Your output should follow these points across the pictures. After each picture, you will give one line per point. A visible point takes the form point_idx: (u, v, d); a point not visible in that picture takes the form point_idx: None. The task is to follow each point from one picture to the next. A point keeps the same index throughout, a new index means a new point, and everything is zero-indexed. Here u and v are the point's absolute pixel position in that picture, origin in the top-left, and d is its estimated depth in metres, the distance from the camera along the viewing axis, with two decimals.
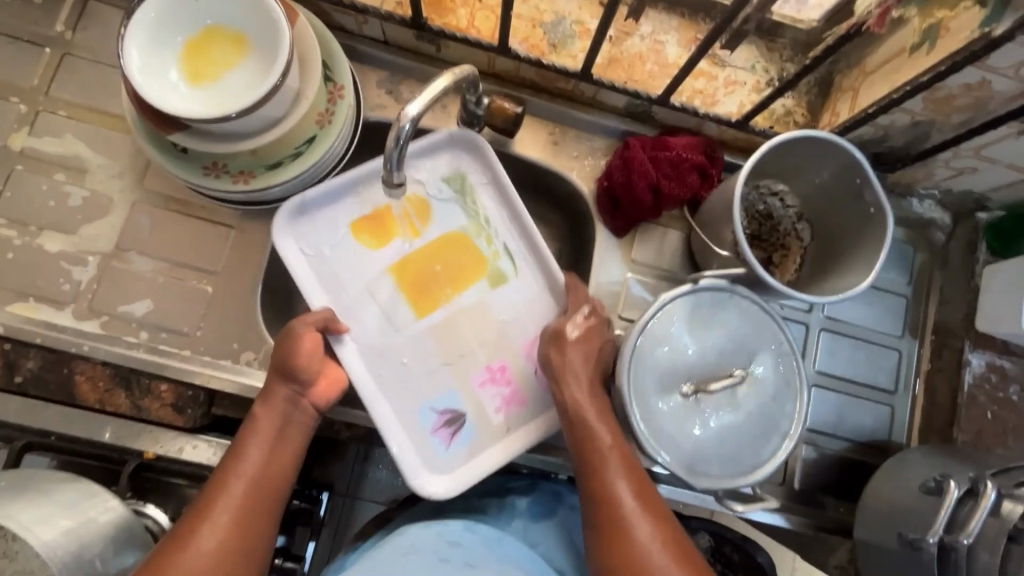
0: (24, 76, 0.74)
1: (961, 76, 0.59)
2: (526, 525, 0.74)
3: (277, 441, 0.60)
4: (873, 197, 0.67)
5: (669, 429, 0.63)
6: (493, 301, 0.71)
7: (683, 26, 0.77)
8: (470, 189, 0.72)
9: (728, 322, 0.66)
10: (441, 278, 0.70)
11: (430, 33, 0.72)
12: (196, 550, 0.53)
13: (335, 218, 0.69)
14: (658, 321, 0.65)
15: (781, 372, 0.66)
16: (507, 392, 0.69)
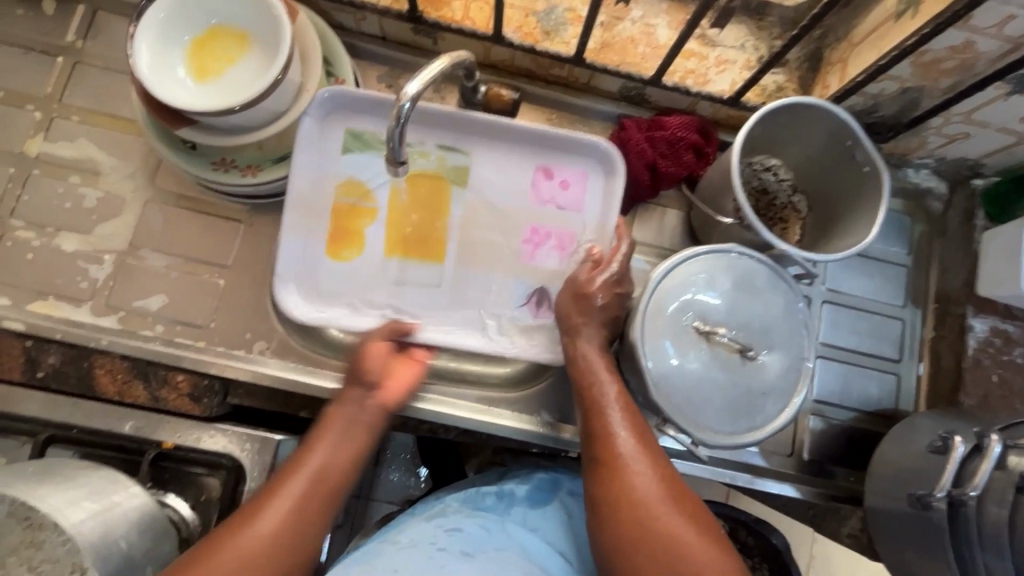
0: (39, 85, 0.77)
1: (946, 38, 0.60)
2: (525, 512, 0.74)
3: (345, 435, 0.58)
4: (866, 155, 0.69)
5: (666, 346, 0.65)
6: (478, 193, 0.73)
7: (673, 8, 0.78)
8: (373, 141, 0.71)
9: (763, 296, 0.68)
10: (424, 218, 0.72)
11: (426, 25, 0.74)
12: (255, 533, 0.50)
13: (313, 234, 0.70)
14: (697, 262, 0.67)
15: (788, 371, 0.67)
16: (558, 237, 0.73)
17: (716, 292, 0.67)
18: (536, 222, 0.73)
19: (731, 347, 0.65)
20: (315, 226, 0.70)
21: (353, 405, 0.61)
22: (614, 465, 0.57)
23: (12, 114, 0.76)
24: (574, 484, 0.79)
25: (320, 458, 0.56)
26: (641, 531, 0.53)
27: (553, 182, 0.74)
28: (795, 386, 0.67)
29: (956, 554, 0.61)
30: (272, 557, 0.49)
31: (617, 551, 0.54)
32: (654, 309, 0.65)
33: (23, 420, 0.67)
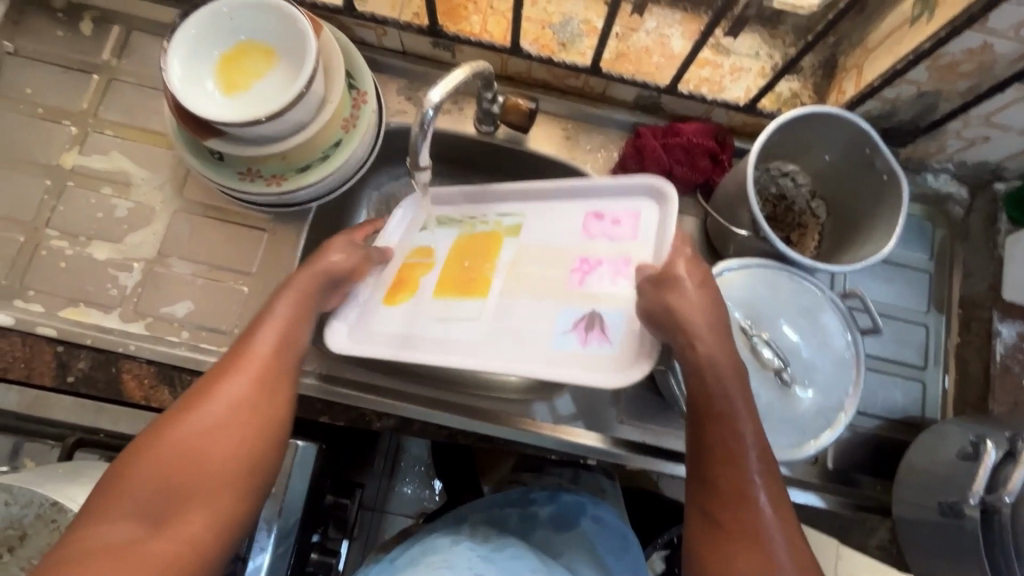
0: (76, 101, 0.81)
1: (963, 41, 0.60)
2: (548, 535, 0.75)
3: (296, 308, 0.63)
4: (884, 163, 0.69)
5: (712, 326, 0.68)
6: (528, 239, 0.66)
7: (686, 19, 0.80)
8: (444, 215, 0.72)
9: (823, 337, 0.69)
10: (474, 266, 0.66)
11: (445, 38, 0.77)
12: (221, 397, 0.56)
13: (376, 288, 0.70)
14: (778, 275, 0.71)
15: (818, 412, 0.67)
16: (615, 261, 0.61)
17: (782, 308, 0.70)
18: (592, 250, 0.62)
19: (768, 363, 0.67)
20: (379, 281, 0.70)
21: (289, 297, 0.64)
22: (742, 527, 0.52)
23: (50, 129, 0.80)
24: (598, 509, 0.78)
25: (267, 339, 0.60)
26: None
27: (604, 222, 0.64)
28: (817, 430, 0.66)
29: (991, 565, 0.59)
30: (242, 414, 0.56)
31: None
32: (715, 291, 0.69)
33: (53, 425, 0.73)
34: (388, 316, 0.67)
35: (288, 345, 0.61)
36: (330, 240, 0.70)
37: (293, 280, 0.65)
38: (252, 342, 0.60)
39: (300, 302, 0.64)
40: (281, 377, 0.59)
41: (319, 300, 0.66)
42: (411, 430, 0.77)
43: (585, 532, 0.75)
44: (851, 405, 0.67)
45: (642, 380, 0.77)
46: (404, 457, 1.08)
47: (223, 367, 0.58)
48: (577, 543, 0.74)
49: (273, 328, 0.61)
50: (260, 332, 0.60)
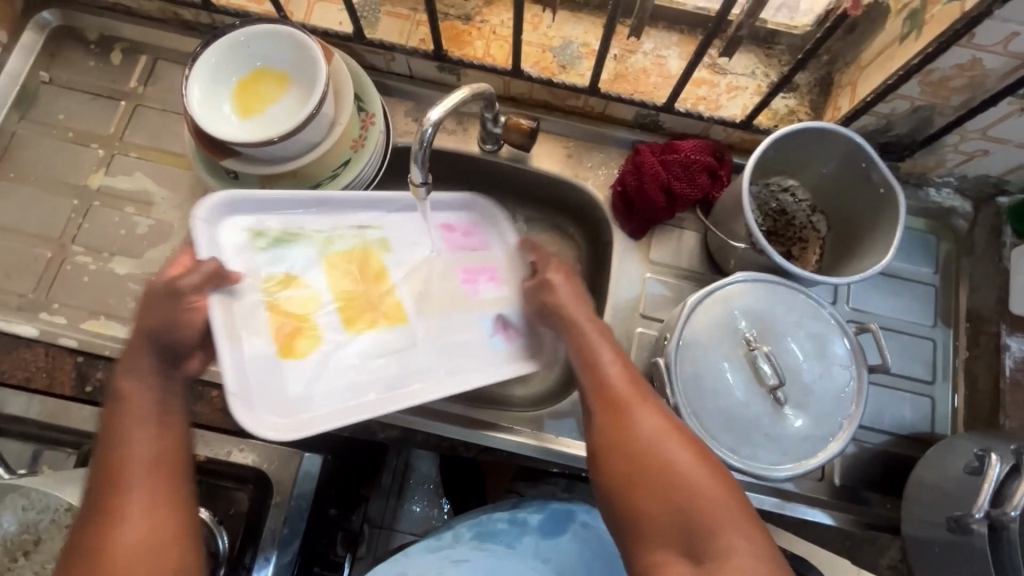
0: (104, 126, 0.86)
1: (952, 57, 0.61)
2: (537, 541, 0.74)
3: (158, 417, 0.61)
4: (881, 177, 0.70)
5: (717, 335, 0.68)
6: (399, 255, 0.78)
7: (683, 41, 0.82)
8: (280, 229, 0.73)
9: (829, 366, 0.68)
10: (370, 295, 0.75)
11: (450, 63, 0.80)
12: (125, 535, 0.55)
13: (245, 319, 0.68)
14: (791, 297, 0.70)
15: (803, 434, 0.66)
16: (495, 276, 0.80)
17: (790, 329, 0.69)
18: (478, 270, 0.80)
19: (764, 378, 0.66)
20: (244, 310, 0.69)
21: (137, 395, 0.61)
22: (617, 422, 0.61)
23: (80, 152, 0.85)
24: (589, 516, 0.75)
25: (144, 446, 0.59)
26: (662, 485, 0.57)
27: (456, 234, 0.81)
28: (799, 454, 0.66)
29: None
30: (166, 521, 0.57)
31: (631, 497, 0.58)
32: (722, 297, 0.70)
33: (68, 433, 0.74)
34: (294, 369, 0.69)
35: (168, 437, 0.61)
36: (150, 313, 0.63)
37: (138, 384, 0.62)
38: (127, 457, 0.58)
39: (149, 402, 0.61)
40: (181, 471, 0.60)
41: (172, 377, 0.64)
42: (415, 441, 0.79)
43: (573, 541, 0.74)
44: (845, 431, 0.67)
45: None
46: (412, 474, 1.05)
47: (109, 493, 0.57)
48: (566, 549, 0.74)
49: (148, 433, 0.60)
50: (134, 443, 0.59)
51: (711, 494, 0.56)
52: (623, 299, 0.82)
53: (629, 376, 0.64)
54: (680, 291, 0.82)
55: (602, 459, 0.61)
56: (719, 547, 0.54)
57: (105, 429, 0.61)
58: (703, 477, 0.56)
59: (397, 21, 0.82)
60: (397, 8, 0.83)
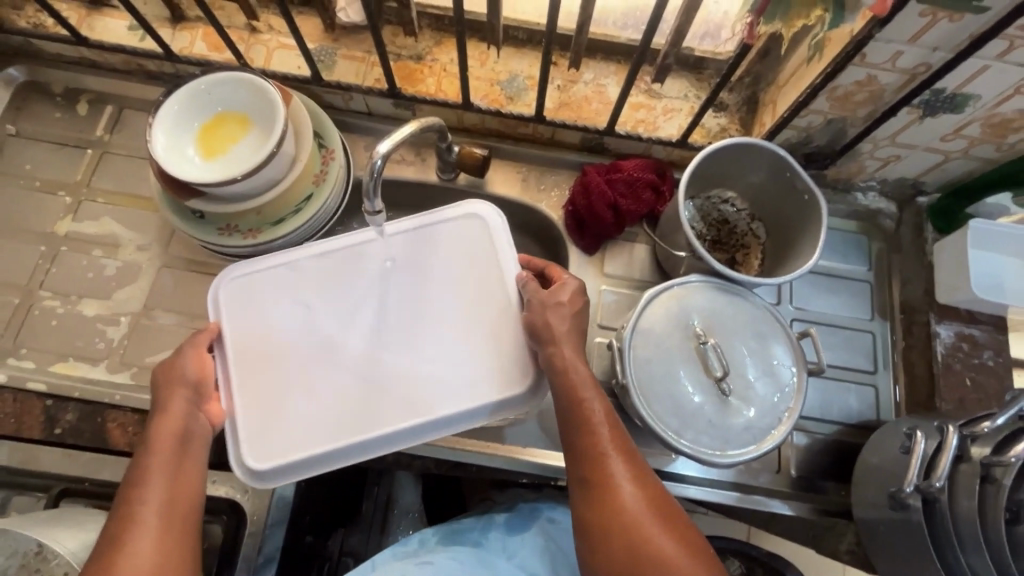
0: (70, 174, 0.88)
1: (850, 74, 0.68)
2: (502, 538, 0.76)
3: (177, 459, 0.58)
4: (804, 185, 0.76)
5: (667, 332, 0.72)
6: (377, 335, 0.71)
7: (620, 69, 0.89)
8: (274, 301, 0.72)
9: (773, 364, 0.73)
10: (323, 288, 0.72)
11: (404, 99, 0.85)
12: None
13: (252, 304, 0.71)
14: (734, 300, 0.75)
15: (747, 428, 0.70)
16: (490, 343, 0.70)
17: (737, 327, 0.74)
18: (476, 354, 0.70)
19: (711, 370, 0.71)
20: (246, 296, 0.71)
21: (164, 434, 0.59)
22: (609, 496, 0.56)
23: (48, 200, 0.87)
24: (553, 511, 0.79)
25: (162, 484, 0.56)
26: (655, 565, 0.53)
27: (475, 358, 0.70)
28: (744, 444, 0.70)
29: (938, 550, 0.61)
30: (170, 558, 0.53)
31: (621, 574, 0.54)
32: (679, 294, 0.74)
33: (41, 477, 0.75)
34: (264, 284, 0.72)
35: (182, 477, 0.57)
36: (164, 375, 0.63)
37: (169, 416, 0.60)
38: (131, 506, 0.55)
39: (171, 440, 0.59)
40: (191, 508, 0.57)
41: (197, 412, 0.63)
42: (386, 462, 0.80)
43: (538, 533, 0.75)
44: (786, 426, 0.70)
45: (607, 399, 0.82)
46: (395, 504, 0.99)
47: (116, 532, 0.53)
48: (530, 544, 0.75)
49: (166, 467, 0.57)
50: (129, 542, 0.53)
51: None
52: None
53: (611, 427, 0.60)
54: (635, 301, 0.87)
55: (594, 536, 0.56)
56: None
57: (126, 476, 0.57)
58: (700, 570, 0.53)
59: (352, 63, 0.88)
60: (352, 51, 0.88)
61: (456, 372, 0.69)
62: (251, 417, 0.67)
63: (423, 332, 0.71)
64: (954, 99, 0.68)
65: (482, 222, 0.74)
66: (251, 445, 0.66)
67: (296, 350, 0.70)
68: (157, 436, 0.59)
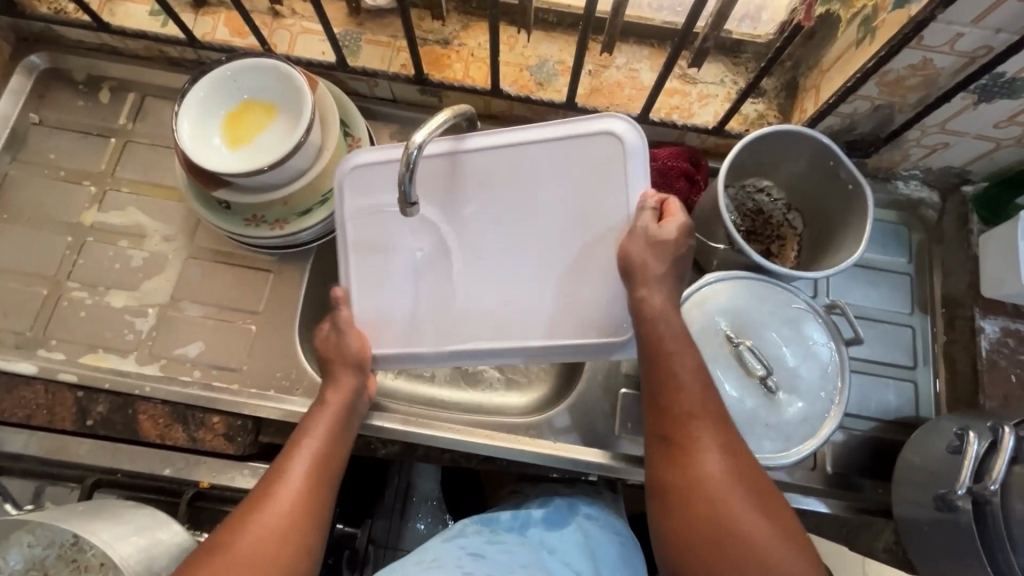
0: (95, 164, 0.87)
1: (904, 58, 0.65)
2: (542, 533, 0.75)
3: (334, 428, 0.66)
4: (849, 174, 0.73)
5: (696, 344, 0.70)
6: (491, 247, 0.67)
7: (653, 53, 0.86)
8: (388, 203, 0.68)
9: (813, 352, 0.71)
10: (438, 195, 0.67)
11: (431, 86, 0.83)
12: (264, 519, 0.58)
13: (365, 207, 0.68)
14: (761, 293, 0.73)
15: (804, 421, 0.69)
16: (604, 271, 0.65)
17: (769, 320, 0.72)
18: (589, 280, 0.66)
19: (752, 370, 0.69)
20: (358, 200, 0.68)
21: (334, 398, 0.67)
22: (688, 460, 0.56)
23: (73, 190, 0.86)
24: (592, 508, 0.79)
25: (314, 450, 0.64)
26: (730, 534, 0.53)
27: (587, 286, 0.66)
28: (799, 440, 0.69)
29: (988, 556, 0.59)
30: (304, 513, 0.60)
31: (690, 535, 0.55)
32: (700, 300, 0.72)
33: (74, 468, 0.75)
34: (383, 180, 0.68)
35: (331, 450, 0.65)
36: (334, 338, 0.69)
37: (333, 385, 0.68)
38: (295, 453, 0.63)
39: (336, 406, 0.67)
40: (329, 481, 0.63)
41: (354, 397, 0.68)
42: (415, 455, 0.80)
43: (577, 529, 0.75)
44: (836, 415, 0.69)
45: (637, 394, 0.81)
46: (415, 492, 1.03)
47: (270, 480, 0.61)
48: (571, 540, 0.74)
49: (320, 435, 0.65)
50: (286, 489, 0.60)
51: (780, 555, 0.53)
52: None
53: (703, 393, 0.59)
54: None
55: (670, 496, 0.56)
56: None
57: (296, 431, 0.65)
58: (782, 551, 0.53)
59: (377, 48, 0.85)
60: (377, 36, 0.86)
61: (559, 299, 0.66)
62: (364, 308, 0.69)
63: (540, 250, 0.66)
64: (1014, 85, 0.65)
65: (617, 138, 0.64)
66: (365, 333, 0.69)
67: (411, 248, 0.68)
68: (330, 403, 0.67)
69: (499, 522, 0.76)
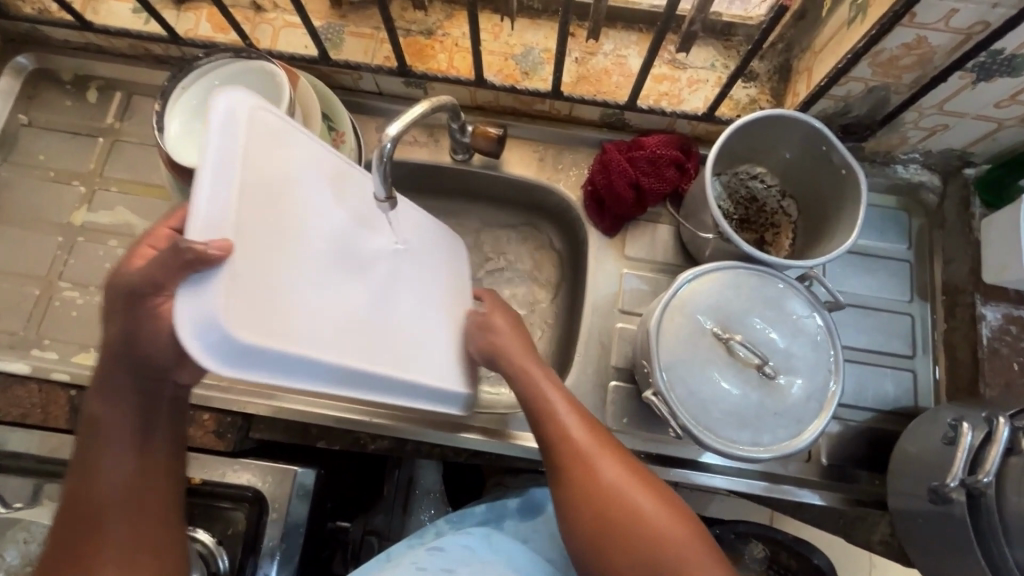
0: (84, 163, 0.88)
1: (897, 37, 0.63)
2: (517, 524, 0.76)
3: (138, 439, 0.58)
4: (842, 158, 0.71)
5: (687, 352, 0.68)
6: (375, 281, 0.59)
7: (642, 39, 0.84)
8: (299, 171, 0.52)
9: (803, 331, 0.69)
10: (347, 205, 0.57)
11: (415, 77, 0.82)
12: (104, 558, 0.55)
13: (259, 148, 0.48)
14: (745, 285, 0.70)
15: (811, 400, 0.67)
16: (443, 347, 0.68)
17: (755, 306, 0.70)
18: (432, 350, 0.66)
19: (747, 362, 0.68)
20: (243, 137, 0.46)
21: (116, 416, 0.57)
22: (590, 479, 0.61)
23: (62, 191, 0.87)
24: None
25: (123, 470, 0.57)
26: (629, 532, 0.58)
27: (431, 354, 0.65)
28: (811, 418, 0.67)
29: (983, 549, 0.58)
30: (141, 526, 0.56)
31: (598, 548, 0.59)
32: (683, 303, 0.70)
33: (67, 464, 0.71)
34: (304, 146, 0.53)
35: (147, 458, 0.58)
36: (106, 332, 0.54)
37: (115, 397, 0.56)
38: (95, 484, 0.56)
39: (123, 418, 0.57)
40: (162, 483, 0.59)
41: (150, 397, 0.58)
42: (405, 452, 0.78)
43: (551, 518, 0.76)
44: (836, 389, 0.68)
45: (628, 387, 0.79)
46: (416, 485, 0.97)
47: (78, 524, 0.55)
48: (545, 530, 0.76)
49: (120, 450, 0.57)
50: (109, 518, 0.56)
51: (676, 532, 0.58)
52: (600, 302, 0.83)
53: (581, 418, 0.65)
54: (657, 284, 0.84)
55: (578, 516, 0.60)
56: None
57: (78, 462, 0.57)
58: (671, 523, 0.58)
59: (361, 40, 0.84)
60: (359, 28, 0.85)
61: (414, 356, 0.62)
62: (242, 288, 0.44)
63: (403, 306, 0.62)
64: (1013, 62, 0.62)
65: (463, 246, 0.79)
66: (241, 324, 0.44)
67: (320, 244, 0.53)
68: (110, 427, 0.57)
69: (472, 514, 0.77)
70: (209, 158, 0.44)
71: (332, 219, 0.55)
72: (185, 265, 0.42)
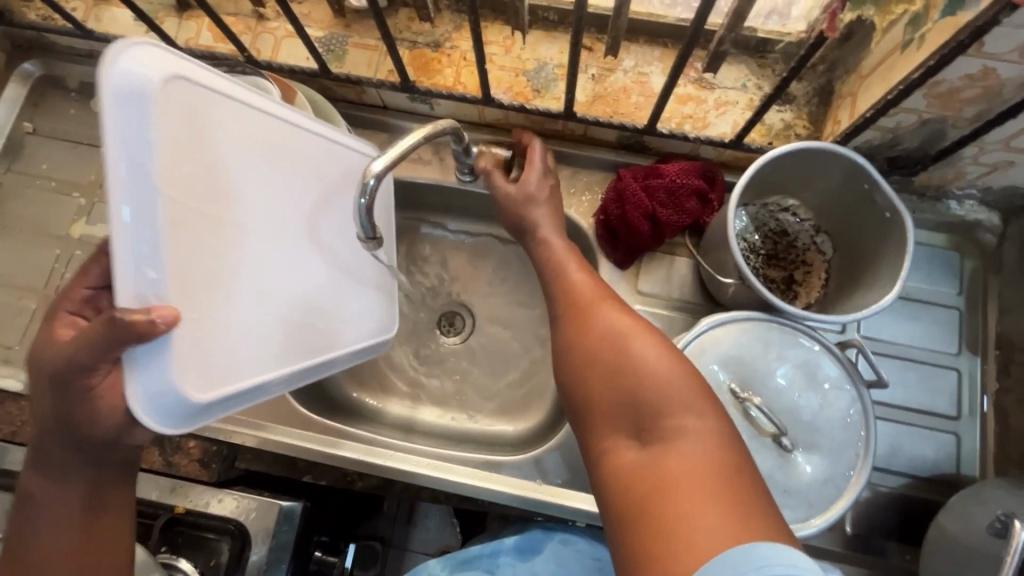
0: (84, 174, 0.86)
1: (959, 67, 0.54)
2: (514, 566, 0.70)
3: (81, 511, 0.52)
4: (886, 201, 0.63)
5: None
6: (303, 264, 0.59)
7: (666, 55, 0.77)
8: (219, 146, 0.48)
9: (831, 404, 0.62)
10: (273, 181, 0.55)
11: (419, 93, 0.77)
12: None
13: (177, 134, 0.44)
14: (770, 343, 0.64)
15: (828, 482, 0.60)
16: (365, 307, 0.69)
17: (780, 368, 0.63)
18: (357, 317, 0.68)
19: (763, 430, 0.61)
20: (157, 123, 0.42)
21: (52, 494, 0.51)
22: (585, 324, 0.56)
23: (62, 202, 0.85)
24: (569, 532, 0.73)
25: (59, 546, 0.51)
26: (618, 375, 0.51)
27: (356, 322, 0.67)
28: (827, 502, 0.60)
29: None
30: None
31: (589, 391, 0.53)
32: (699, 353, 0.63)
33: None
34: (223, 116, 0.48)
35: (90, 527, 0.52)
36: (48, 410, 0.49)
37: (55, 478, 0.51)
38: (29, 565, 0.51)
39: (59, 495, 0.51)
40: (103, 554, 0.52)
41: (93, 478, 0.52)
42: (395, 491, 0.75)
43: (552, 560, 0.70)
44: (861, 474, 0.60)
45: None
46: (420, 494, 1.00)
47: None
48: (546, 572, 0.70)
49: (64, 529, 0.51)
50: None
51: (690, 425, 0.46)
52: None
53: (594, 283, 0.62)
54: (672, 324, 0.77)
55: (577, 373, 0.54)
56: (669, 432, 0.46)
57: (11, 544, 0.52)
58: (683, 393, 0.48)
59: (364, 52, 0.79)
60: (364, 39, 0.80)
61: (338, 328, 0.65)
62: (185, 334, 0.46)
63: (331, 279, 0.63)
64: None
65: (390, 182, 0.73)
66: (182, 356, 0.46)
67: (249, 237, 0.52)
68: (42, 505, 0.51)
69: (466, 552, 0.72)
70: (117, 166, 0.41)
71: (261, 203, 0.53)
72: (123, 337, 0.41)
